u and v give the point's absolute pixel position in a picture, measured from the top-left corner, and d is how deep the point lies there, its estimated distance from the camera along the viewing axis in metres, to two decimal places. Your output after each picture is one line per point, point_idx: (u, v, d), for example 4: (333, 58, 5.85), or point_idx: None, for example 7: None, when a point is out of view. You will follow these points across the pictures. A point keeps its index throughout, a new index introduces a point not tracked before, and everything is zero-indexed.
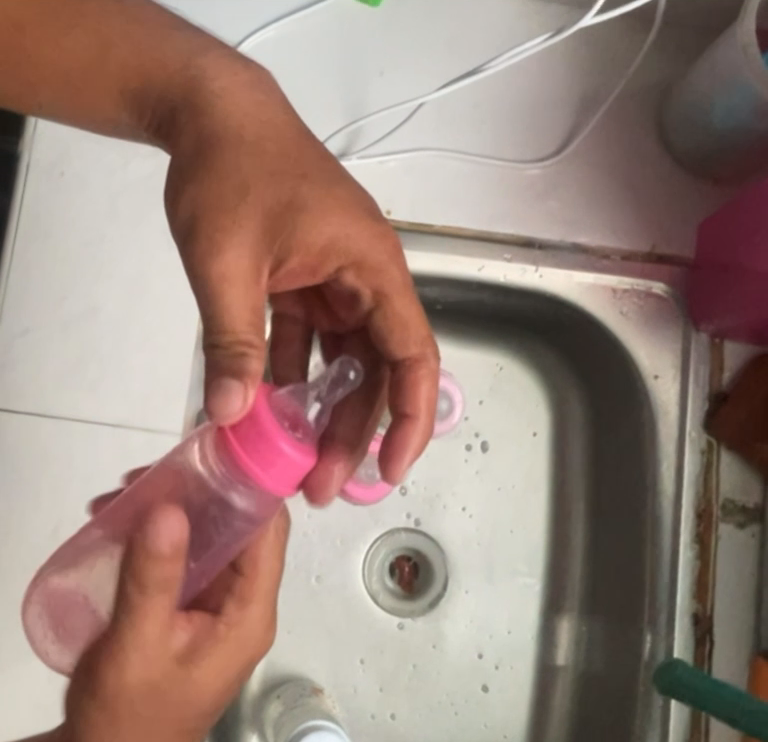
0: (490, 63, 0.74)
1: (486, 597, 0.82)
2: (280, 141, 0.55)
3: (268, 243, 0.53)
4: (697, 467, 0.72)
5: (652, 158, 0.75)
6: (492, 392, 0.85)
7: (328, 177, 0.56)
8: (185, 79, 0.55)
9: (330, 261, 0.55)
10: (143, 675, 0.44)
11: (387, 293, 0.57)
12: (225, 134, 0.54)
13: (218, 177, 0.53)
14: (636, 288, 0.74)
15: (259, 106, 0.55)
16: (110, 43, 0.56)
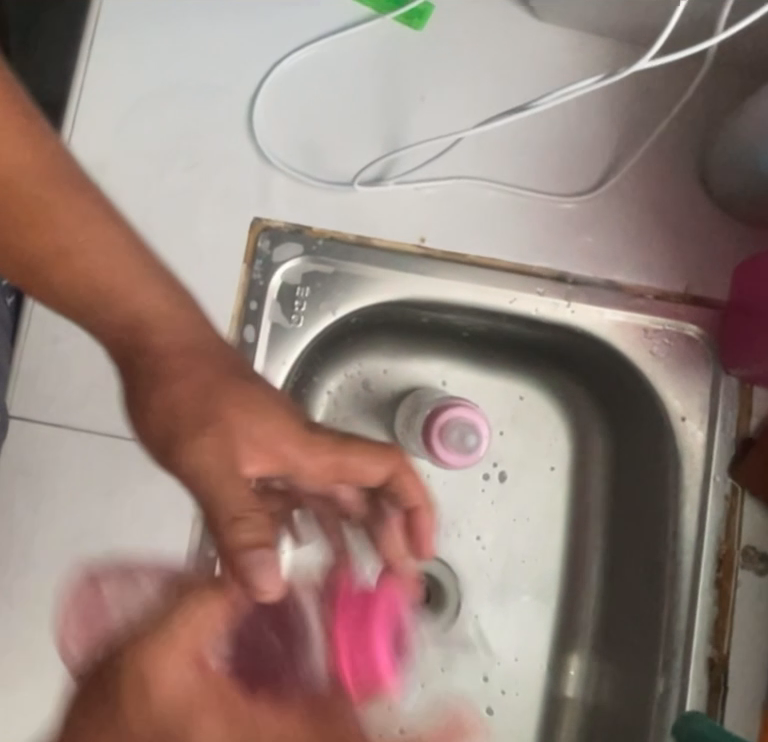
0: (538, 100, 0.73)
1: (497, 625, 0.82)
2: (203, 366, 0.51)
3: (226, 453, 0.50)
4: (720, 512, 0.71)
5: (690, 198, 0.75)
6: (512, 422, 0.85)
7: (262, 393, 0.52)
8: (144, 347, 0.51)
9: (277, 460, 0.51)
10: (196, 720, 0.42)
11: (341, 465, 0.52)
12: (180, 406, 0.50)
13: (196, 433, 0.50)
14: (668, 328, 0.74)
15: (192, 328, 0.52)
16: (94, 268, 0.50)
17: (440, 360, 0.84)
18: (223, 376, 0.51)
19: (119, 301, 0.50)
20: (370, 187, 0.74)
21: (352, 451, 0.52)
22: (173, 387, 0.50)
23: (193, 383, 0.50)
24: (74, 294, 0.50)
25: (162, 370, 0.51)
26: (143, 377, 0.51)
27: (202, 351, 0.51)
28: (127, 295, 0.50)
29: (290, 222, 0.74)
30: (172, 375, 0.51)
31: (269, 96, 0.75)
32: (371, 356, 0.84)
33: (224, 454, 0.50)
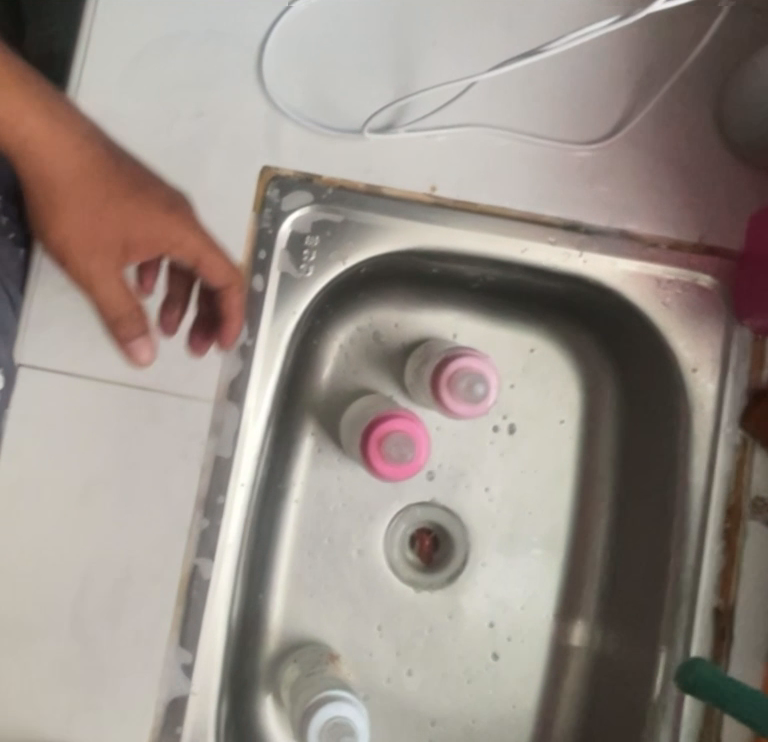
0: (550, 44, 0.71)
1: (505, 574, 0.83)
2: (100, 176, 0.61)
3: (108, 257, 0.62)
4: (729, 464, 0.71)
5: (706, 146, 0.74)
6: (523, 374, 0.84)
7: (172, 207, 0.63)
8: (50, 183, 0.61)
9: (136, 252, 0.63)
10: None
11: (203, 260, 0.64)
12: (59, 198, 0.61)
13: (71, 240, 0.62)
14: (681, 278, 0.73)
15: (76, 150, 0.60)
16: (58, 172, 0.60)
17: (450, 312, 0.84)
18: (133, 201, 0.62)
19: (66, 200, 0.61)
20: (381, 134, 0.73)
21: (212, 251, 0.64)
22: (74, 208, 0.61)
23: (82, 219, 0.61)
24: (29, 177, 0.61)
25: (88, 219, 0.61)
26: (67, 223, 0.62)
27: (103, 184, 0.61)
28: (57, 174, 0.60)
29: (300, 170, 0.73)
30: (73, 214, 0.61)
31: (278, 42, 0.74)
32: (381, 307, 0.83)
33: (109, 279, 0.61)
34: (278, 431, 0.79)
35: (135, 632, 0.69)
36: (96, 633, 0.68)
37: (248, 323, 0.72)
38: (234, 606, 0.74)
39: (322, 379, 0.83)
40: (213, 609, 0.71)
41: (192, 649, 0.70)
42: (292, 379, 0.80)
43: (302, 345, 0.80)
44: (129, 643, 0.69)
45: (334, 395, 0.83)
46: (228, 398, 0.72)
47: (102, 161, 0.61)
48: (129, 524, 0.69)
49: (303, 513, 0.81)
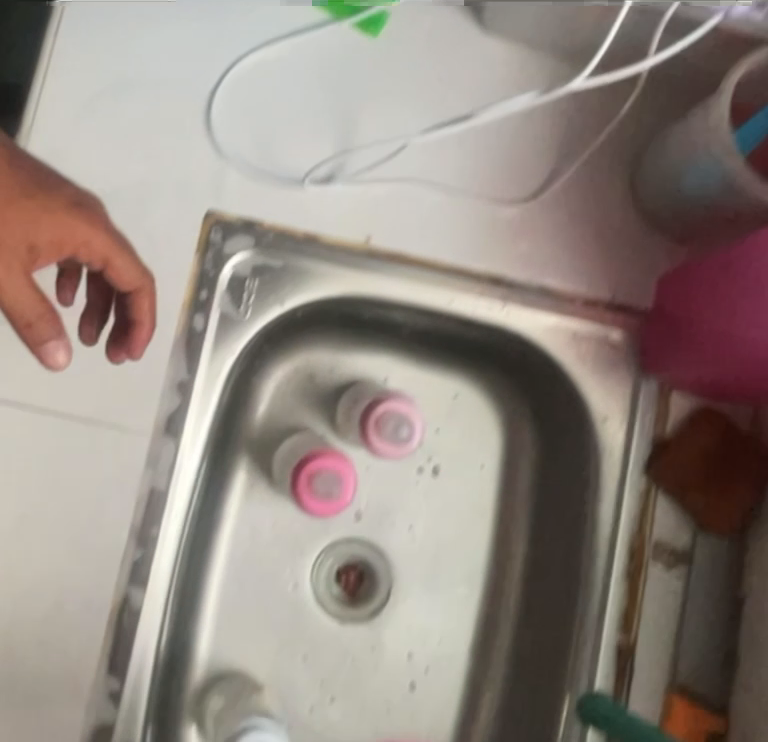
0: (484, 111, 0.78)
1: (425, 608, 0.86)
2: None
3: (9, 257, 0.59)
4: (633, 508, 0.76)
5: (621, 209, 0.79)
6: (448, 418, 0.89)
7: (78, 204, 0.63)
8: None
9: (41, 253, 0.61)
10: None
11: (112, 261, 0.64)
12: None
13: None
14: (594, 333, 0.78)
15: None
16: None
17: (381, 355, 0.88)
18: (35, 197, 0.61)
19: None
20: (320, 186, 0.78)
21: (119, 248, 0.64)
22: None
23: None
24: None
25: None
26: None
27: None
28: None
29: (242, 216, 0.77)
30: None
31: (226, 95, 0.78)
32: (317, 348, 0.87)
33: (14, 278, 0.58)
34: (214, 465, 0.82)
35: (61, 658, 0.70)
36: (23, 659, 0.69)
37: (187, 362, 0.75)
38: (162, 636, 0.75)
39: (257, 417, 0.86)
40: (139, 638, 0.73)
41: (118, 675, 0.72)
42: (228, 417, 0.83)
43: (240, 382, 0.83)
44: (55, 669, 0.70)
45: (268, 431, 0.86)
46: (163, 430, 0.74)
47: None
48: (60, 552, 0.71)
49: (233, 544, 0.83)
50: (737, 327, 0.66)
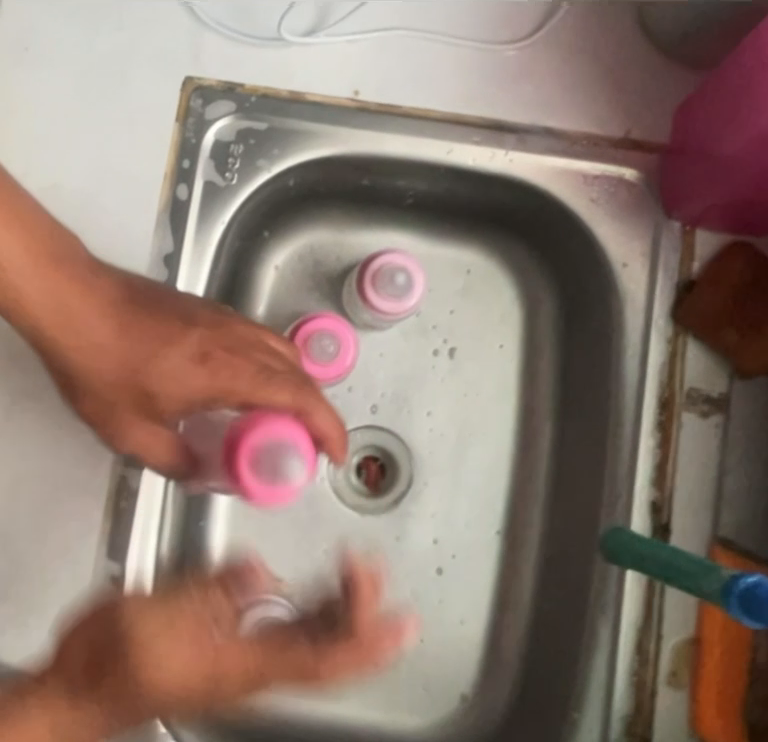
0: None
1: (450, 492, 0.82)
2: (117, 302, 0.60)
3: (146, 411, 0.62)
4: (662, 358, 0.70)
5: (629, 42, 0.73)
6: (463, 295, 0.83)
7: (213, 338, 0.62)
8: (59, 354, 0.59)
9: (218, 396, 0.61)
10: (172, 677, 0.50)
11: (258, 398, 0.60)
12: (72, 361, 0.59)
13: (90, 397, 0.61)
14: (608, 173, 0.73)
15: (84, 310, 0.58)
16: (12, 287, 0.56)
17: (384, 232, 0.83)
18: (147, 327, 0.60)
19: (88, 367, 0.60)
20: (302, 39, 0.73)
21: (269, 386, 0.61)
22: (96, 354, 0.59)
23: (92, 317, 0.59)
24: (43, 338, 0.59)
25: (73, 300, 0.58)
26: (83, 331, 0.58)
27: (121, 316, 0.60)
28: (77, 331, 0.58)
29: (221, 80, 0.73)
30: (85, 320, 0.58)
31: None
32: (317, 231, 0.82)
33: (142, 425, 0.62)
34: None
35: None
36: None
37: (173, 234, 0.71)
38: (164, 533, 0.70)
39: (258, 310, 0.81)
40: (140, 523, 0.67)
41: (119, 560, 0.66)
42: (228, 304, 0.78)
43: (236, 264, 0.78)
44: None
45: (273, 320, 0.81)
46: None
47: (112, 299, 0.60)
48: None
49: None
50: (743, 132, 0.62)
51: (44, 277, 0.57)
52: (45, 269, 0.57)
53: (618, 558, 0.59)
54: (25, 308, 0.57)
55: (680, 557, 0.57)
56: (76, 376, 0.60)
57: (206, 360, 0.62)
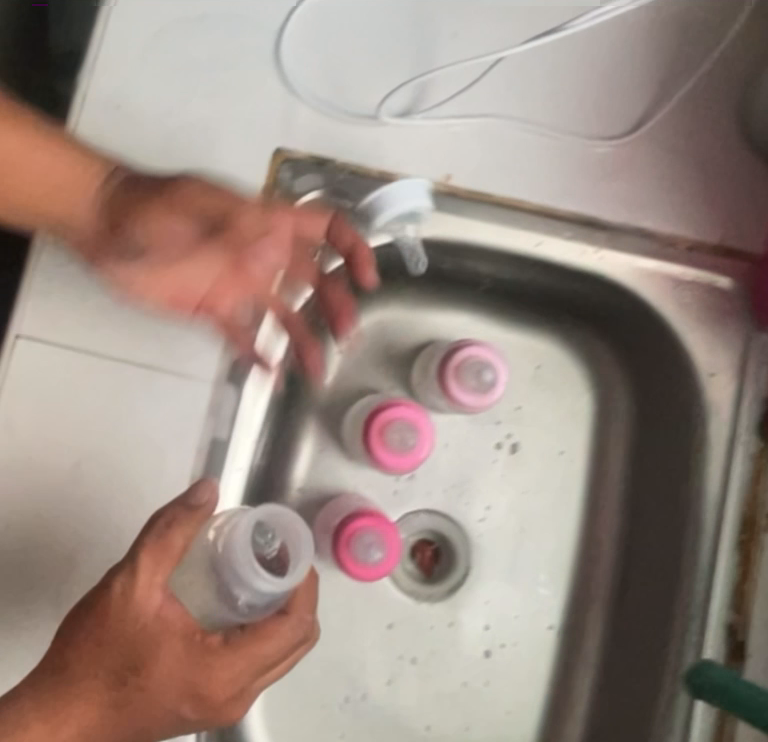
0: (574, 22, 0.72)
1: (506, 587, 0.79)
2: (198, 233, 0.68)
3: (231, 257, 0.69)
4: (747, 472, 0.69)
5: (729, 147, 0.72)
6: (533, 384, 0.81)
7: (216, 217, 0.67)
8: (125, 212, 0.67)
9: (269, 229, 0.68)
10: (160, 678, 0.53)
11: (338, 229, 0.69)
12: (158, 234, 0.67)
13: (165, 282, 0.68)
14: (699, 280, 0.71)
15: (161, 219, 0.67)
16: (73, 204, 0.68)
17: (456, 315, 0.82)
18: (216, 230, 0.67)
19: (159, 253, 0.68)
20: (397, 120, 0.71)
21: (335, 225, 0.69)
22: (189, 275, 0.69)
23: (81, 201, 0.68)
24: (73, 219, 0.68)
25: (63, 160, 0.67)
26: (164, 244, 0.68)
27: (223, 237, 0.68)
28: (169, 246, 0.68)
29: (312, 153, 0.70)
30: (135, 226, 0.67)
31: (298, 27, 0.72)
32: (389, 308, 0.81)
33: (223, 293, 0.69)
34: (278, 430, 0.76)
35: None
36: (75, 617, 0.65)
37: (250, 306, 0.71)
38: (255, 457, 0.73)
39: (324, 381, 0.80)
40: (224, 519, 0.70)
41: None
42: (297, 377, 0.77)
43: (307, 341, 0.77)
44: None
45: (339, 396, 0.80)
46: (227, 379, 0.70)
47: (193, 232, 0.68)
48: (120, 500, 0.67)
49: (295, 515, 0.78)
50: None
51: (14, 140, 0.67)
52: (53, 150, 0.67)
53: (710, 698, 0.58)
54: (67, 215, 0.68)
55: None
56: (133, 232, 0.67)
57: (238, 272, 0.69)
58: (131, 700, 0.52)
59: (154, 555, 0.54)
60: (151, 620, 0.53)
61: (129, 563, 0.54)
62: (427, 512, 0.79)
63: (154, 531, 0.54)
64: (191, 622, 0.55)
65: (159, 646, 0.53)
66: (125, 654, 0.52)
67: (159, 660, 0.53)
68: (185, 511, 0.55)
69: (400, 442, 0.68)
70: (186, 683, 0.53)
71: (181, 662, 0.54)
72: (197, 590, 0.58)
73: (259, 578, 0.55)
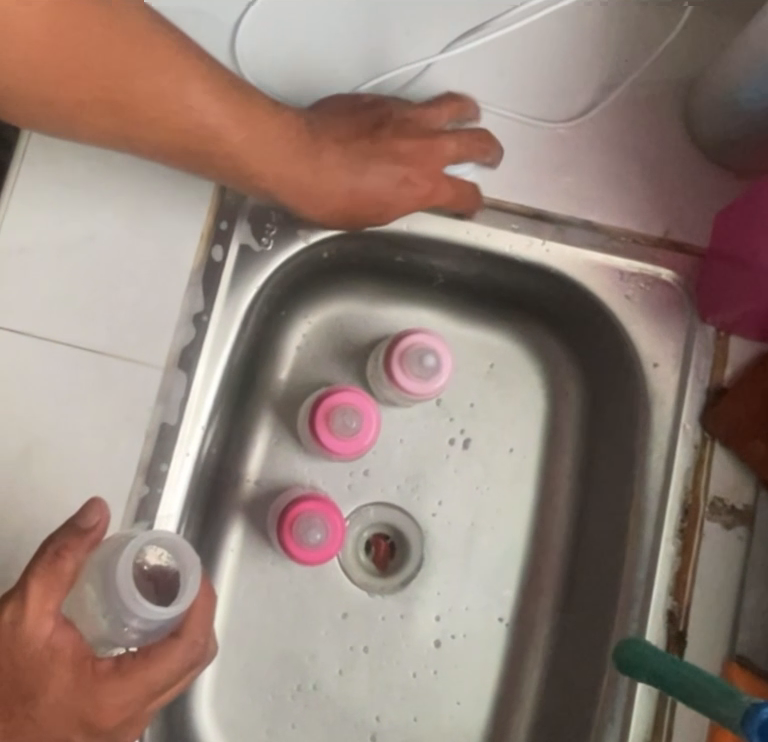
0: (507, 23, 0.74)
1: (458, 580, 0.79)
2: (279, 136, 0.65)
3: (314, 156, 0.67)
4: (688, 463, 0.69)
5: (673, 143, 0.73)
6: (487, 379, 0.83)
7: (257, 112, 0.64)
8: (165, 123, 0.60)
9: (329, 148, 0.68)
10: (48, 707, 0.54)
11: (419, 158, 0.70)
12: (232, 149, 0.63)
13: (247, 178, 0.66)
14: (644, 272, 0.72)
15: (229, 117, 0.62)
16: (178, 122, 0.60)
17: (410, 310, 0.83)
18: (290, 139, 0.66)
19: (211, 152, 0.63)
20: None
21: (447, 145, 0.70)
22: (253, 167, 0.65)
23: (207, 103, 0.60)
24: (180, 142, 0.62)
25: (177, 84, 0.58)
26: (203, 127, 0.61)
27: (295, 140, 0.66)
28: (247, 154, 0.64)
29: None
30: (226, 137, 0.62)
31: (251, 25, 0.73)
32: (345, 303, 0.82)
33: (291, 182, 0.67)
34: (232, 419, 0.77)
35: None
36: None
37: (204, 294, 0.72)
38: (205, 445, 0.74)
39: (280, 373, 0.81)
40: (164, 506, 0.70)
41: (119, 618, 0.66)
42: (251, 367, 0.78)
43: (262, 332, 0.78)
44: None
45: (296, 389, 0.81)
46: (178, 366, 0.71)
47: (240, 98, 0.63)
48: (70, 484, 0.67)
49: (249, 507, 0.78)
50: None
51: (146, 53, 0.56)
52: (201, 81, 0.60)
53: (638, 674, 0.60)
54: (166, 127, 0.60)
55: (689, 686, 0.56)
56: (240, 181, 0.66)
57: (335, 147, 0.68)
58: (22, 724, 0.54)
59: (44, 582, 0.54)
60: (40, 647, 0.54)
61: (19, 590, 0.54)
62: (380, 501, 0.80)
63: (42, 560, 0.54)
64: (78, 647, 0.55)
65: (48, 674, 0.54)
66: (13, 683, 0.54)
67: (45, 687, 0.54)
68: (77, 536, 0.55)
69: (350, 426, 0.69)
70: (77, 711, 0.55)
71: (71, 690, 0.55)
72: (94, 610, 0.58)
73: (141, 608, 0.55)
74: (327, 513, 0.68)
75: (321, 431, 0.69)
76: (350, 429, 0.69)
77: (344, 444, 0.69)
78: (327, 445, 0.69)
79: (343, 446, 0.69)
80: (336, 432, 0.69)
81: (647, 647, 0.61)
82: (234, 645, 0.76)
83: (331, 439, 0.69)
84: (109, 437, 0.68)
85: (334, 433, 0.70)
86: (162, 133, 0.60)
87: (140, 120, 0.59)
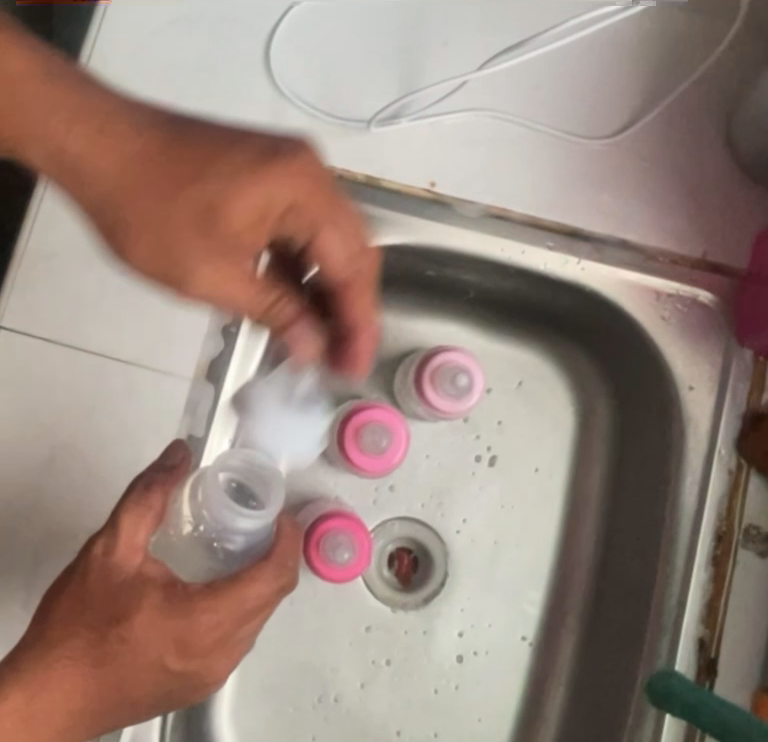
0: (543, 39, 0.73)
1: (482, 598, 0.78)
2: (153, 143, 0.51)
3: (216, 251, 0.53)
4: (722, 489, 0.68)
5: (713, 162, 0.72)
6: (516, 395, 0.81)
7: (189, 155, 0.52)
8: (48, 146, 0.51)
9: (273, 210, 0.53)
10: (142, 631, 0.52)
11: (319, 227, 0.56)
12: (91, 172, 0.51)
13: (143, 231, 0.53)
14: (681, 293, 0.71)
15: (114, 145, 0.51)
16: (85, 168, 0.51)
17: (440, 325, 0.81)
18: (184, 154, 0.51)
19: (121, 194, 0.52)
20: (385, 124, 0.71)
21: (334, 218, 0.56)
22: (172, 231, 0.52)
23: (106, 158, 0.51)
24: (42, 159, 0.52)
25: (107, 141, 0.51)
26: (79, 159, 0.51)
27: (191, 183, 0.51)
28: (138, 210, 0.52)
29: None
30: (102, 177, 0.51)
31: (287, 32, 0.73)
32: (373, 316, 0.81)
33: (205, 255, 0.53)
34: None
35: None
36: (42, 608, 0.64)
37: None
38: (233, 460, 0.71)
39: None
40: None
41: None
42: None
43: None
44: None
45: None
46: (206, 376, 0.69)
47: (161, 141, 0.51)
48: (95, 493, 0.66)
49: None
50: None
51: (86, 129, 0.51)
52: (135, 126, 0.51)
53: (670, 706, 0.59)
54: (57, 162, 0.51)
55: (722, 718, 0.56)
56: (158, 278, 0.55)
57: (262, 220, 0.54)
58: (115, 651, 0.51)
59: (136, 512, 0.55)
60: (131, 574, 0.53)
61: (111, 520, 0.54)
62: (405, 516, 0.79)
63: (133, 494, 0.55)
64: (167, 576, 0.55)
65: (142, 598, 0.53)
66: (106, 609, 0.52)
67: (142, 608, 0.52)
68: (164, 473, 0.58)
69: (380, 443, 0.69)
70: (175, 631, 0.53)
71: (163, 614, 0.53)
72: (189, 547, 0.58)
73: (243, 519, 0.57)
74: (355, 532, 0.67)
75: (351, 447, 0.69)
76: (381, 447, 0.69)
77: (375, 461, 0.69)
78: (358, 461, 0.69)
79: (373, 464, 0.69)
80: (366, 449, 0.69)
81: (681, 677, 0.60)
82: (254, 656, 0.75)
83: (361, 456, 0.69)
84: (135, 447, 0.67)
85: (364, 449, 0.69)
86: (103, 196, 0.52)
87: (109, 172, 0.51)
